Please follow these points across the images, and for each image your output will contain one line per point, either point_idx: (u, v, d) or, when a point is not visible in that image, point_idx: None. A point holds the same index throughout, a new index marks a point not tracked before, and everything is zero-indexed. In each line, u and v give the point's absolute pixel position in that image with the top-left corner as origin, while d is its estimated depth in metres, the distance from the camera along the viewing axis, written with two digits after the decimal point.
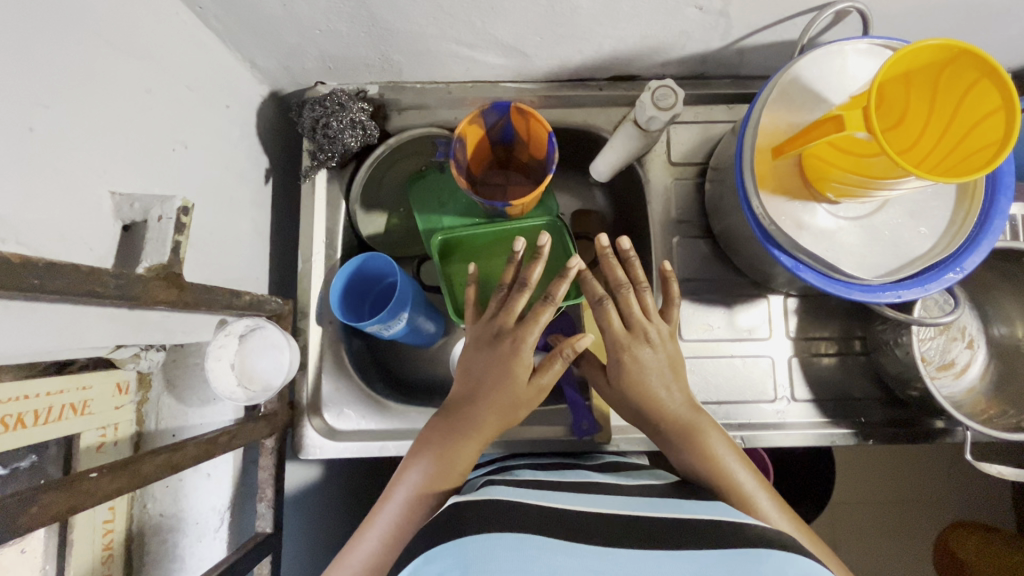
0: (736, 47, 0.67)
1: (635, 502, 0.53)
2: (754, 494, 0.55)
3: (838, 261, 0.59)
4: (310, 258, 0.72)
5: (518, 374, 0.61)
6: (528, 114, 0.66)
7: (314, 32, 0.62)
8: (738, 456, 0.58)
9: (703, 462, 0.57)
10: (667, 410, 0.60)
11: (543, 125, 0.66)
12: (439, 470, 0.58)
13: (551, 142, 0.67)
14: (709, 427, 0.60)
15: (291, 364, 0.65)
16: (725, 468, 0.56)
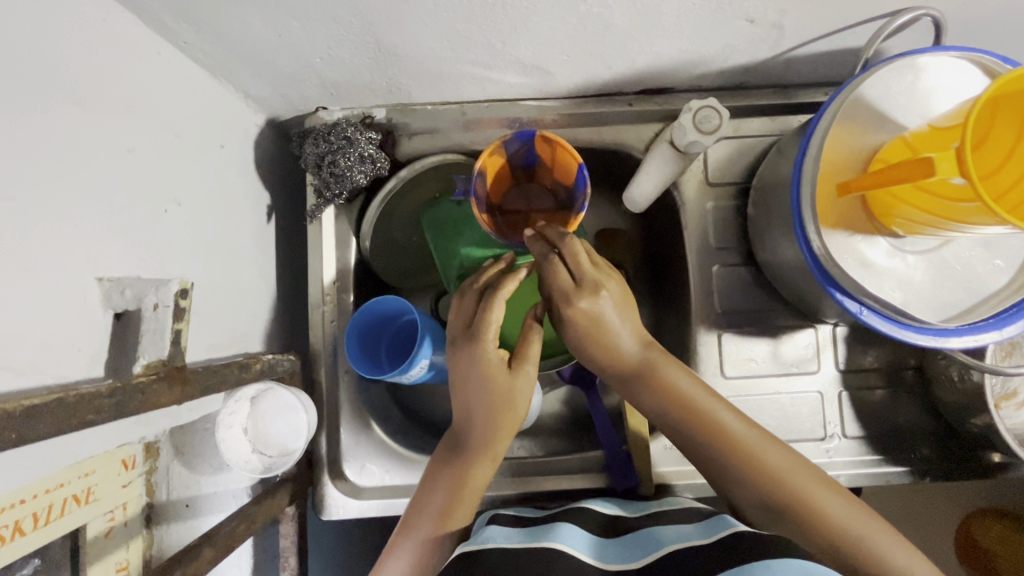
0: (784, 57, 0.60)
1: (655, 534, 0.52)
2: (724, 422, 0.52)
3: (906, 301, 0.53)
4: (320, 302, 0.67)
5: (492, 368, 0.56)
6: (555, 144, 0.60)
7: (313, 60, 0.55)
8: (701, 386, 0.54)
9: (665, 402, 0.53)
10: (619, 352, 0.54)
11: (572, 158, 0.60)
12: (447, 505, 0.55)
13: (580, 175, 0.61)
14: (666, 360, 0.55)
15: (308, 424, 0.61)
16: (690, 404, 0.53)
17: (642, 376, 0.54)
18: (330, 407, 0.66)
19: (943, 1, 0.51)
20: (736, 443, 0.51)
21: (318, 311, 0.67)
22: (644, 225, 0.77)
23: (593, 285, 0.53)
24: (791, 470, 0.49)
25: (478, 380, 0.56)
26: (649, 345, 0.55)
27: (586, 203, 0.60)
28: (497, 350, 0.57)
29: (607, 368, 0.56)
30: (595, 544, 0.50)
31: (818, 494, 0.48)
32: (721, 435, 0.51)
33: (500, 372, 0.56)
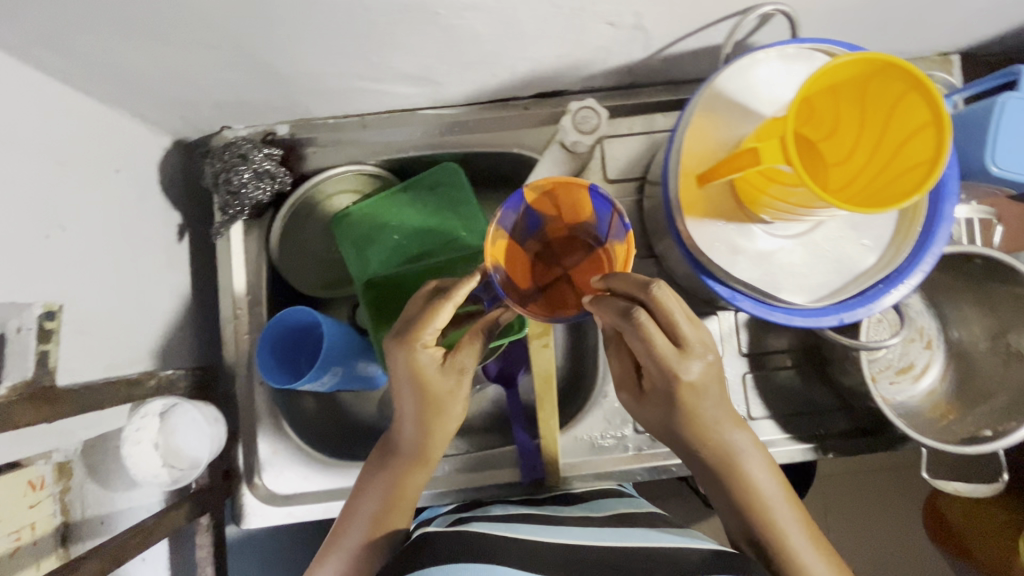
0: (661, 56, 0.62)
1: (605, 530, 0.55)
2: (781, 521, 0.55)
3: (776, 285, 0.56)
4: (232, 316, 0.68)
5: (428, 373, 0.55)
6: (552, 188, 0.53)
7: (199, 83, 0.57)
8: (772, 477, 0.57)
9: (739, 489, 0.56)
10: (712, 441, 0.55)
11: (579, 186, 0.52)
12: (382, 508, 0.58)
13: (595, 198, 0.52)
14: (753, 458, 0.56)
15: (219, 435, 0.63)
16: (758, 496, 0.56)
17: (721, 465, 0.56)
18: (247, 418, 0.67)
19: None
20: (754, 486, 0.56)
21: (231, 326, 0.68)
22: None
23: (694, 352, 0.48)
24: (781, 504, 0.56)
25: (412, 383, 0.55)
26: (739, 437, 0.56)
27: (623, 215, 0.50)
28: (432, 354, 0.55)
29: (688, 452, 0.57)
30: (551, 535, 0.53)
31: (793, 537, 0.55)
32: (743, 478, 0.56)
33: (432, 378, 0.55)
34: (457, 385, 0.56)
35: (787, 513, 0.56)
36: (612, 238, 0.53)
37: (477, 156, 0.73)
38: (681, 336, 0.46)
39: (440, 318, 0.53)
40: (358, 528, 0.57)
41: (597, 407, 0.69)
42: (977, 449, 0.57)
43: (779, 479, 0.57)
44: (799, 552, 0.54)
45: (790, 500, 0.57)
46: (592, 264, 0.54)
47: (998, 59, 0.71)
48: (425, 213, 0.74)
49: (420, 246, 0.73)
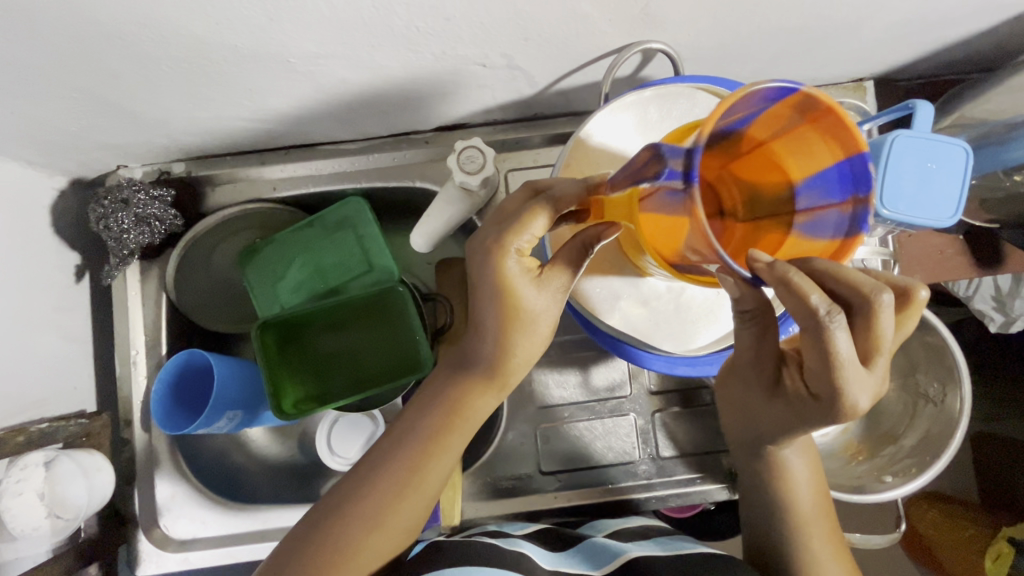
0: (553, 90, 0.60)
1: (597, 546, 0.55)
2: (808, 520, 0.50)
3: (662, 332, 0.53)
4: (130, 360, 0.67)
5: (518, 281, 0.45)
6: (830, 123, 0.36)
7: (72, 128, 0.57)
8: (809, 479, 0.52)
9: (773, 482, 0.51)
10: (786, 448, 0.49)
11: (842, 146, 0.36)
12: (381, 504, 0.47)
13: (840, 172, 0.37)
14: (798, 460, 0.51)
15: (107, 483, 0.63)
16: (794, 493, 0.51)
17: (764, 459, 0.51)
18: (145, 463, 0.67)
19: (668, 33, 0.51)
20: (792, 491, 0.51)
21: (129, 369, 0.68)
22: None
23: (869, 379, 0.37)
24: (815, 520, 0.51)
25: (499, 289, 0.45)
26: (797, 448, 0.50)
27: (866, 208, 0.35)
28: (523, 262, 0.45)
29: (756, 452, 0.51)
30: (552, 556, 0.53)
31: (821, 552, 0.49)
32: (788, 484, 0.51)
33: (517, 301, 0.45)
34: (554, 307, 0.46)
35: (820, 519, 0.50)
36: (801, 231, 0.40)
37: (380, 190, 0.71)
38: (875, 345, 0.36)
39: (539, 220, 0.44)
40: (355, 520, 0.47)
41: (502, 447, 0.68)
42: (857, 497, 0.55)
43: (820, 494, 0.52)
44: (819, 557, 0.49)
45: (824, 512, 0.52)
46: (746, 233, 0.42)
47: (918, 84, 0.68)
48: (334, 247, 0.72)
49: (332, 281, 0.73)
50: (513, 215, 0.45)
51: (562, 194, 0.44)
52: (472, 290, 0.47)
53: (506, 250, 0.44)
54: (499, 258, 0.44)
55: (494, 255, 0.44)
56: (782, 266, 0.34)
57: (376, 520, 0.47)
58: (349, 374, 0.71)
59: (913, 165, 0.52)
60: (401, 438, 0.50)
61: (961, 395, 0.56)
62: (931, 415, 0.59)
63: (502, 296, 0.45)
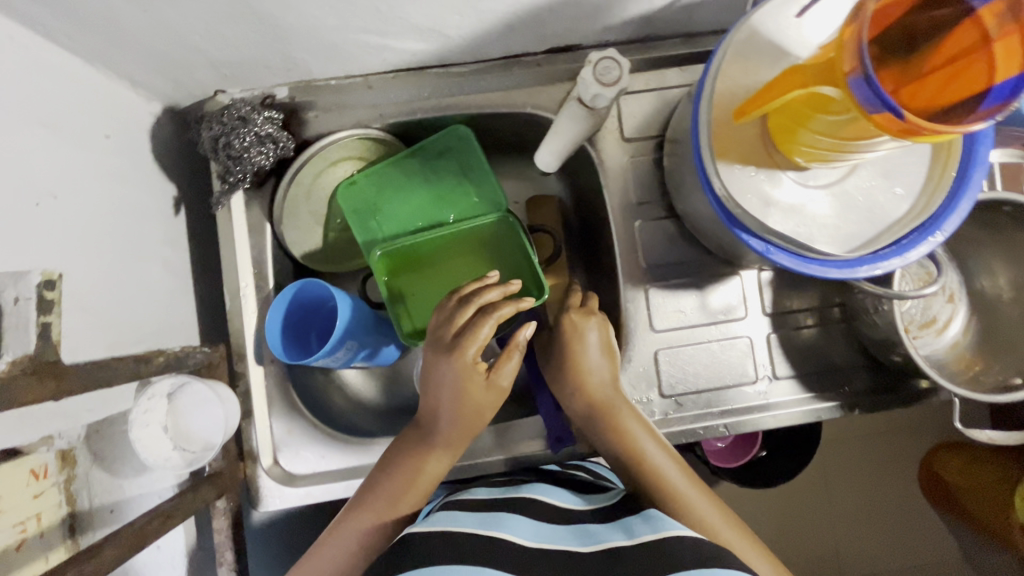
0: (681, 3, 0.60)
1: (584, 529, 0.50)
2: (664, 468, 0.57)
3: (811, 237, 0.54)
4: (237, 293, 0.64)
5: (470, 379, 0.56)
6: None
7: (192, 38, 0.54)
8: (658, 440, 0.59)
9: (625, 447, 0.59)
10: (595, 398, 0.61)
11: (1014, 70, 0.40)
12: (398, 490, 0.56)
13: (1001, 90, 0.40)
14: (637, 423, 0.60)
15: (229, 417, 0.59)
16: (643, 452, 0.58)
17: (606, 426, 0.60)
18: (259, 398, 0.64)
19: None
20: (638, 450, 0.58)
21: (235, 303, 0.64)
22: (573, 187, 0.77)
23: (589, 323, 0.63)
24: (671, 462, 0.58)
25: (452, 390, 0.56)
26: (620, 401, 0.61)
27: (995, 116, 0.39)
28: (474, 364, 0.56)
29: (588, 424, 0.62)
30: (531, 531, 0.49)
31: (699, 502, 0.55)
32: (631, 444, 0.59)
33: (476, 381, 0.57)
34: (496, 404, 0.58)
35: (668, 460, 0.57)
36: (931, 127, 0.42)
37: (488, 117, 0.69)
38: (515, 343, 0.58)
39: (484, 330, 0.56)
40: (369, 505, 0.55)
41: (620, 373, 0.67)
42: (1000, 398, 0.57)
43: (667, 446, 0.59)
44: (682, 491, 0.55)
45: (677, 457, 0.59)
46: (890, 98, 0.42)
47: None
48: (438, 177, 0.70)
49: (435, 212, 0.71)
50: (460, 324, 0.57)
51: (484, 301, 0.58)
52: (430, 390, 0.58)
53: (451, 345, 0.57)
54: (455, 362, 0.56)
55: (447, 364, 0.56)
56: (457, 309, 0.58)
57: (392, 505, 0.55)
58: None
59: None
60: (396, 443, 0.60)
61: None
62: None
63: (456, 396, 0.56)
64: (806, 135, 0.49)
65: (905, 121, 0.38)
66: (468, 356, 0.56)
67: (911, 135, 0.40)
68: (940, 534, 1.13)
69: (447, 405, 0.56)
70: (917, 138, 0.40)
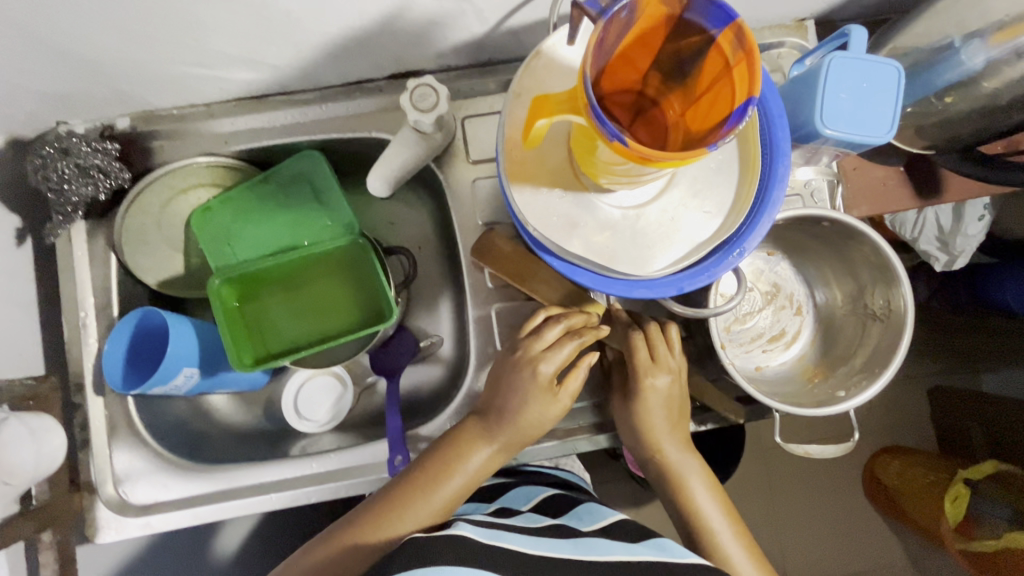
0: (502, 31, 0.61)
1: (590, 543, 0.53)
2: (710, 517, 0.62)
3: (615, 257, 0.54)
4: (78, 323, 0.65)
5: (538, 396, 0.58)
6: (750, 64, 0.40)
7: (3, 75, 0.54)
8: (709, 490, 0.63)
9: (682, 499, 0.62)
10: (664, 453, 0.62)
11: (746, 96, 0.41)
12: (425, 492, 0.57)
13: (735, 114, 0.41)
14: (696, 477, 0.63)
15: (61, 447, 0.59)
16: (698, 504, 0.62)
17: (669, 476, 0.63)
18: (99, 429, 0.64)
19: None
20: (694, 503, 0.62)
21: (77, 332, 0.65)
22: (438, 208, 0.78)
23: (661, 364, 0.61)
24: (717, 511, 0.62)
25: (521, 402, 0.58)
26: (684, 453, 0.63)
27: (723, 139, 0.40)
28: (550, 379, 0.58)
29: (652, 471, 0.64)
30: (538, 544, 0.52)
31: (723, 534, 0.61)
32: (687, 495, 0.62)
33: (546, 398, 0.58)
34: (552, 421, 0.60)
35: (715, 510, 0.62)
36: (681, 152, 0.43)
37: (338, 142, 0.70)
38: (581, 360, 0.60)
39: (567, 347, 0.58)
40: (398, 501, 0.56)
41: (461, 395, 0.68)
42: (814, 411, 0.57)
43: (719, 497, 0.63)
44: (723, 543, 0.60)
45: (727, 506, 0.63)
46: None
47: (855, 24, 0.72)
48: (291, 202, 0.71)
49: (290, 237, 0.72)
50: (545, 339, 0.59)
51: (568, 320, 0.60)
52: (497, 398, 0.60)
53: (530, 358, 0.59)
54: (522, 373, 0.58)
55: (524, 375, 0.58)
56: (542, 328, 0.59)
57: (427, 499, 0.57)
58: (320, 330, 0.71)
59: (848, 84, 0.54)
60: (449, 435, 0.61)
61: (903, 294, 0.58)
62: (879, 331, 0.61)
63: (521, 409, 0.58)
64: (599, 160, 0.50)
65: (631, 147, 0.39)
66: (548, 369, 0.58)
67: (644, 160, 0.40)
68: (861, 545, 1.11)
69: (510, 417, 0.59)
70: (650, 166, 0.41)
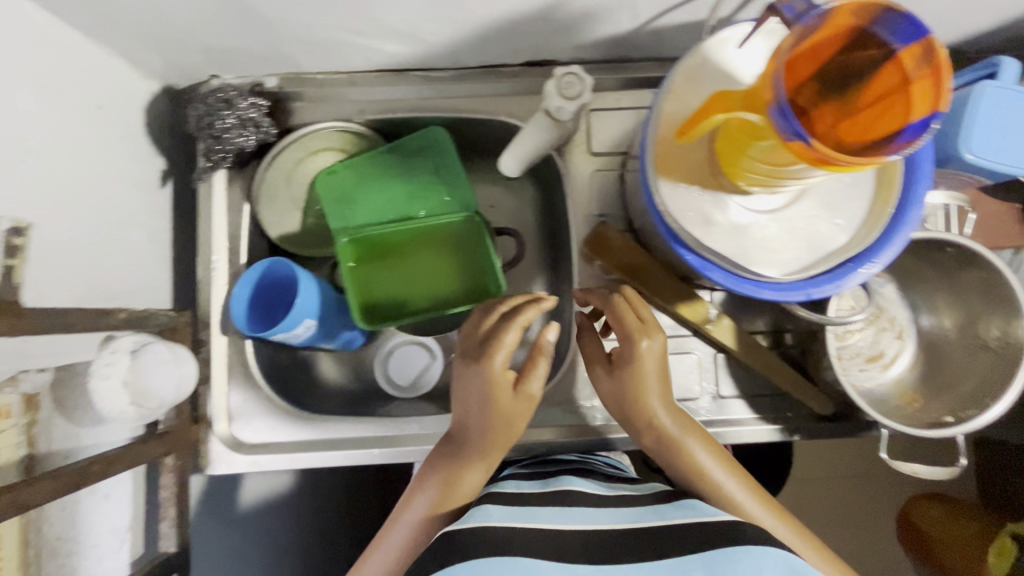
0: (648, 29, 0.63)
1: (621, 512, 0.50)
2: (721, 477, 0.57)
3: (746, 259, 0.56)
4: (210, 265, 0.68)
5: (502, 382, 0.55)
6: (938, 79, 0.42)
7: (187, 23, 0.58)
8: (715, 451, 0.58)
9: (688, 466, 0.57)
10: (657, 422, 0.58)
11: (927, 109, 0.42)
12: (444, 490, 0.56)
13: (914, 125, 0.42)
14: (696, 440, 0.58)
15: (188, 376, 0.63)
16: (709, 470, 0.57)
17: (672, 446, 0.58)
18: (219, 367, 0.68)
19: None
20: (705, 470, 0.57)
21: (208, 274, 0.68)
22: (545, 195, 0.80)
23: (653, 327, 0.58)
24: (727, 470, 0.57)
25: (476, 393, 0.55)
26: (677, 416, 0.58)
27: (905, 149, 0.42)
28: (504, 371, 0.55)
29: (649, 442, 0.59)
30: (561, 519, 0.49)
31: (738, 493, 0.56)
32: (693, 463, 0.57)
33: (504, 390, 0.55)
34: (527, 409, 0.56)
35: (726, 472, 0.57)
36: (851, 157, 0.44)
37: (465, 122, 0.73)
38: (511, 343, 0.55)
39: (512, 335, 0.55)
40: (417, 502, 0.56)
41: None
42: (926, 434, 0.58)
43: (725, 458, 0.58)
44: (744, 505, 0.56)
45: (739, 468, 0.58)
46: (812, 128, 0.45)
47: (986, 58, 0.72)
48: (412, 175, 0.74)
49: (408, 207, 0.75)
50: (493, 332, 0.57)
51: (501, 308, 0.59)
52: (460, 400, 0.56)
53: (479, 354, 0.55)
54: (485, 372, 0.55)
55: (472, 371, 0.55)
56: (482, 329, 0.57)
57: (444, 509, 0.55)
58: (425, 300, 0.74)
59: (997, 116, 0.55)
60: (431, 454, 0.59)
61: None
62: (991, 361, 0.61)
63: (480, 402, 0.55)
64: (745, 161, 0.52)
65: (816, 149, 0.41)
66: (496, 368, 0.54)
67: (824, 162, 0.42)
68: None
69: (476, 413, 0.55)
70: (827, 169, 0.42)
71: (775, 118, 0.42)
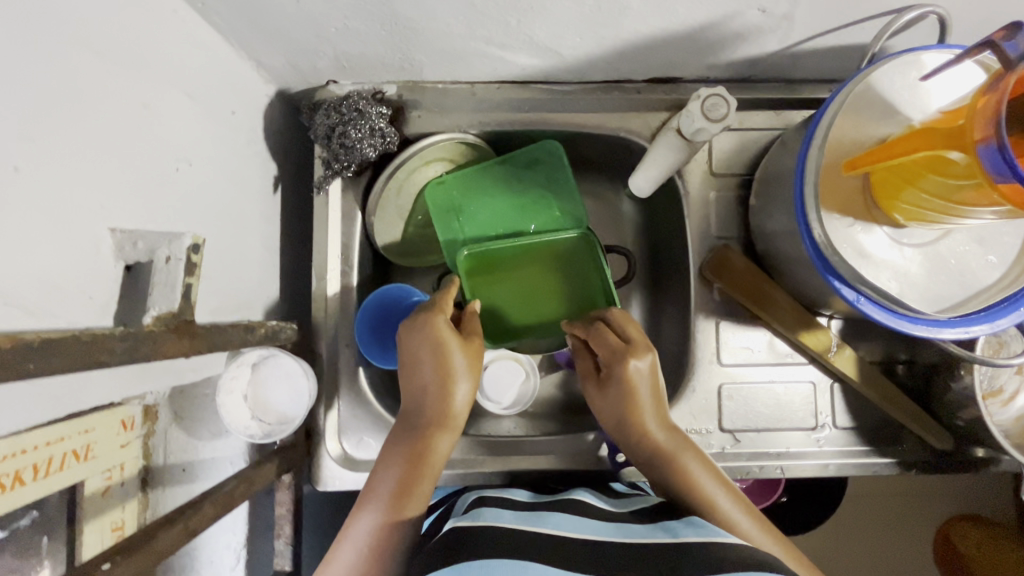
0: (791, 51, 0.61)
1: (630, 528, 0.47)
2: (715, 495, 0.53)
3: (904, 294, 0.54)
4: (324, 276, 0.67)
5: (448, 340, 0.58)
6: None
7: (329, 31, 0.56)
8: (710, 470, 0.55)
9: (684, 485, 0.54)
10: (648, 433, 0.57)
11: None
12: (400, 483, 0.53)
13: None
14: (692, 457, 0.56)
15: (309, 393, 0.60)
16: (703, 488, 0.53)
17: (666, 464, 0.56)
18: (329, 381, 0.66)
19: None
20: (699, 486, 0.53)
21: (321, 285, 0.67)
22: (649, 212, 0.78)
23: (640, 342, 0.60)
24: (722, 489, 0.53)
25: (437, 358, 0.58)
26: (671, 431, 0.58)
27: None
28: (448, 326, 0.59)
29: (643, 460, 0.58)
30: (566, 526, 0.46)
31: (733, 511, 0.51)
32: (688, 479, 0.54)
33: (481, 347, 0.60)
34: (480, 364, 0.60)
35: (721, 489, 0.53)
36: None
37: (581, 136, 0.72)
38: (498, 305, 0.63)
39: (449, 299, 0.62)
40: (378, 495, 0.53)
41: (684, 401, 0.68)
42: None
43: (723, 478, 0.55)
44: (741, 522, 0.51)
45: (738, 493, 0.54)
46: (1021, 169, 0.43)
47: None
48: (525, 188, 0.72)
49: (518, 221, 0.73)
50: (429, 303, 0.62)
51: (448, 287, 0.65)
52: (417, 368, 0.59)
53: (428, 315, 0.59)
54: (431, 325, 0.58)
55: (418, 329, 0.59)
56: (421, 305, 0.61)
57: (399, 515, 0.52)
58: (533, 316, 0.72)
59: None
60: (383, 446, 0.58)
61: None
62: None
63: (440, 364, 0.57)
64: (913, 195, 0.50)
65: None
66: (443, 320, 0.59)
67: None
68: None
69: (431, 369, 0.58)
70: None
71: (988, 161, 0.41)
